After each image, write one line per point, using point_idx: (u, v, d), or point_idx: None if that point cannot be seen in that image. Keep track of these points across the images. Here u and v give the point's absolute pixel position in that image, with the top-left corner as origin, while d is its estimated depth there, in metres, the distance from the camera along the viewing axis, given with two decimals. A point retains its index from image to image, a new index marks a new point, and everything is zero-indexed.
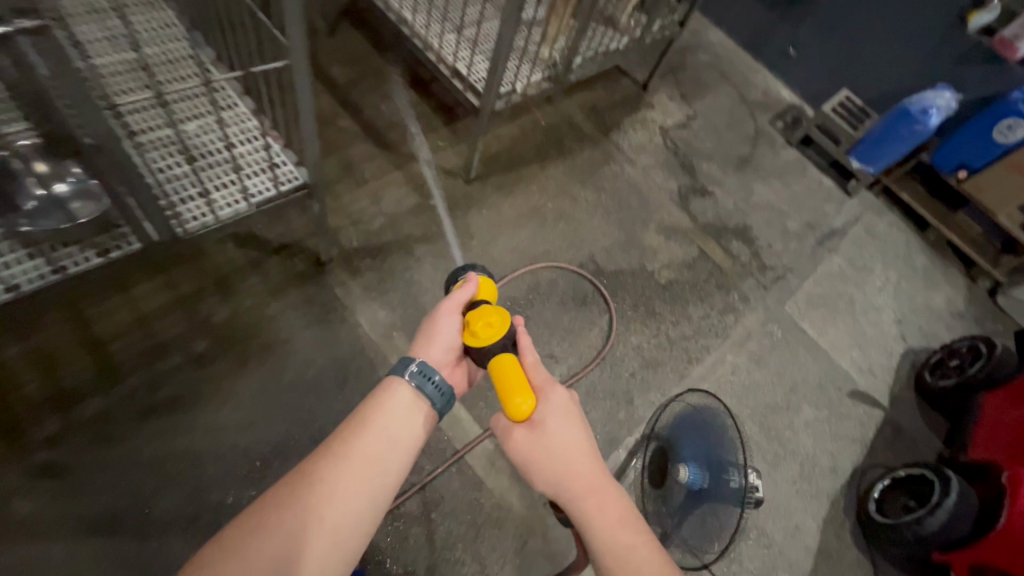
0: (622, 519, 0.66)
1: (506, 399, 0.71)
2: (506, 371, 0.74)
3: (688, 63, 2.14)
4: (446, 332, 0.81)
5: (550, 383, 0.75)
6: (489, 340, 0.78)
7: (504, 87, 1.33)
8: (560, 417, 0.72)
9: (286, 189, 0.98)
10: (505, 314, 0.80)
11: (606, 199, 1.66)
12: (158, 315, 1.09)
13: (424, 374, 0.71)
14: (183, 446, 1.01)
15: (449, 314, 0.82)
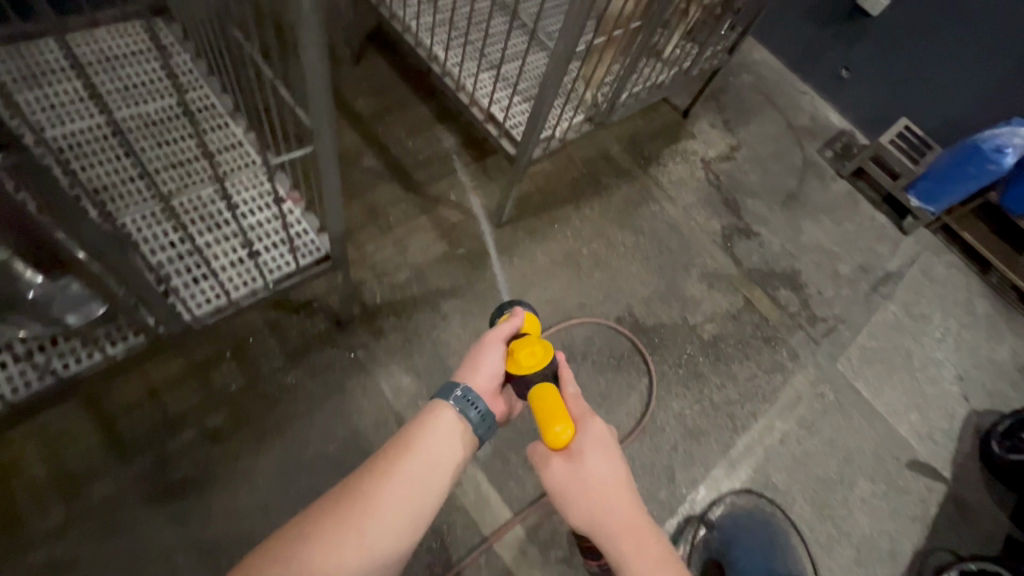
0: (658, 562, 0.65)
1: (545, 427, 0.70)
2: (545, 400, 0.72)
3: (732, 84, 1.99)
4: (488, 359, 0.78)
5: (588, 414, 0.74)
6: (531, 369, 0.75)
7: (545, 132, 1.22)
8: (598, 448, 0.71)
9: (305, 263, 0.89)
10: (550, 346, 0.77)
11: (645, 242, 1.53)
12: (172, 385, 1.01)
13: (467, 400, 0.72)
14: (195, 534, 0.93)
15: (493, 343, 0.78)
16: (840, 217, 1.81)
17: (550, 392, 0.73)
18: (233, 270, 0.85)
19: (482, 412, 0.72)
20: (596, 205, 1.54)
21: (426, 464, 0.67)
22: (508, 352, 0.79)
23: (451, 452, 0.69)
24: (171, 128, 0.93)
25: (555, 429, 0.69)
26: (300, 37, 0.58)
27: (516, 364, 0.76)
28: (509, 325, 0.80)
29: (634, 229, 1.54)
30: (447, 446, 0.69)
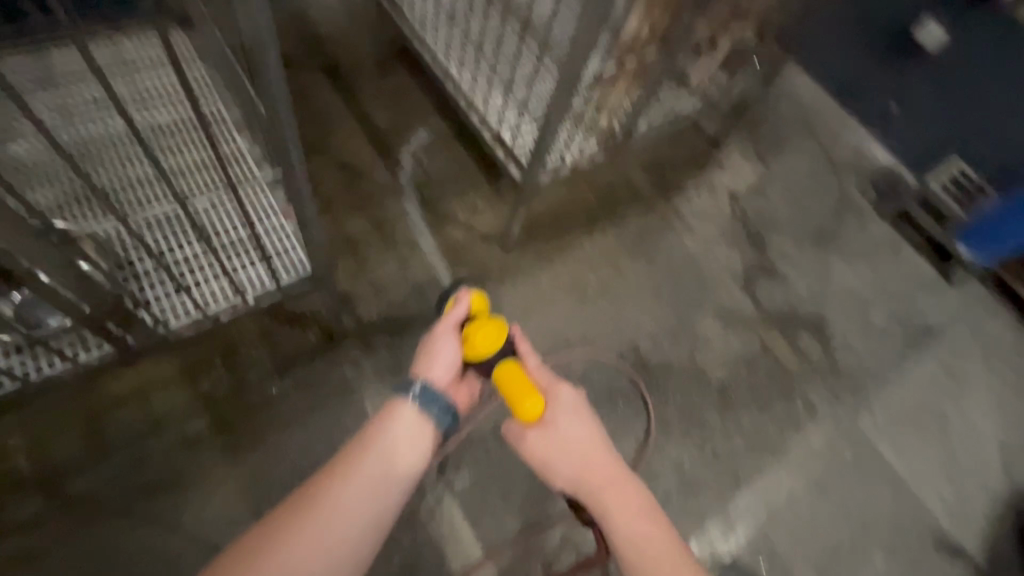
0: (638, 508, 0.74)
1: (515, 404, 0.79)
2: (510, 377, 0.80)
3: (770, 112, 1.89)
4: (446, 350, 0.84)
5: (556, 385, 0.83)
6: (489, 351, 0.83)
7: (551, 158, 1.21)
8: (571, 413, 0.80)
9: (287, 281, 0.93)
10: (501, 326, 0.85)
11: (658, 274, 1.47)
12: (159, 387, 1.02)
13: (428, 396, 0.77)
14: (165, 539, 0.94)
15: (448, 334, 0.85)
16: (878, 260, 1.69)
17: (511, 368, 0.81)
18: (212, 286, 0.90)
19: (443, 403, 0.77)
20: (610, 232, 1.49)
21: (384, 460, 0.71)
22: (463, 339, 0.86)
23: (408, 450, 0.73)
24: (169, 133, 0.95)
25: (525, 404, 0.78)
26: None
27: (474, 350, 0.84)
28: (462, 313, 0.88)
29: (647, 259, 1.48)
30: (405, 445, 0.73)
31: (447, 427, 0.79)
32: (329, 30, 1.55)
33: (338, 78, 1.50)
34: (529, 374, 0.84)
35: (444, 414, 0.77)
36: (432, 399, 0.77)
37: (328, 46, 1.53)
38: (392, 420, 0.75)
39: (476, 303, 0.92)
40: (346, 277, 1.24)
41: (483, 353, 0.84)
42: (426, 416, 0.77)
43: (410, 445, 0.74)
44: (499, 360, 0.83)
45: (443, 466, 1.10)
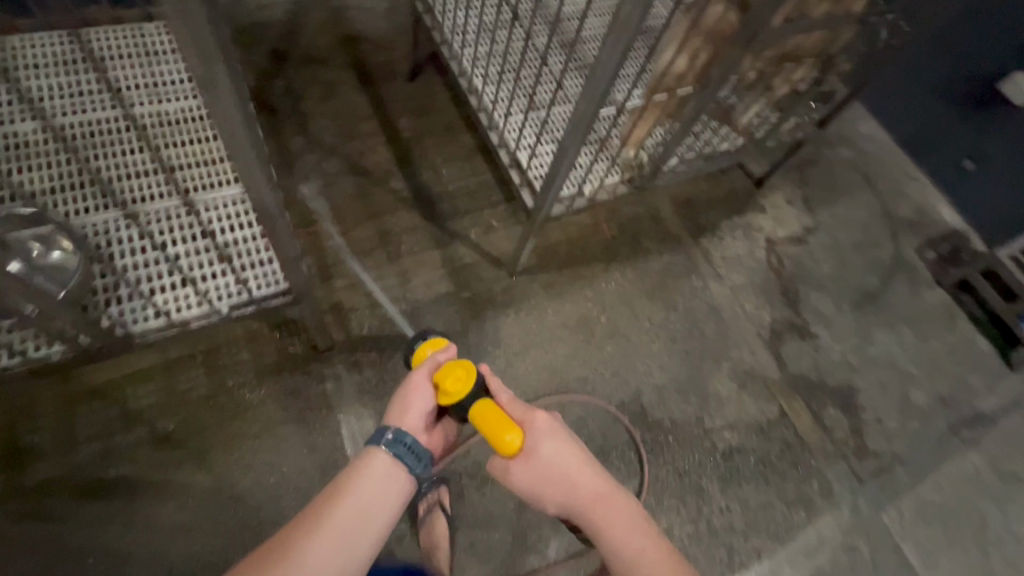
0: (631, 524, 0.70)
1: (496, 440, 0.71)
2: (486, 415, 0.73)
3: (825, 156, 1.73)
4: (420, 399, 0.77)
5: (531, 411, 0.75)
6: (461, 394, 0.76)
7: (568, 188, 1.11)
8: (552, 439, 0.72)
9: (258, 295, 0.86)
10: (470, 365, 0.78)
11: (676, 322, 1.36)
12: (137, 379, 1.00)
13: (400, 441, 0.70)
14: (113, 541, 0.91)
15: (420, 382, 0.78)
16: (930, 334, 1.51)
17: (487, 406, 0.73)
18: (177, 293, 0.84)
19: (415, 446, 0.71)
20: (628, 270, 1.39)
21: (359, 511, 0.65)
22: (435, 386, 0.79)
23: (386, 501, 0.67)
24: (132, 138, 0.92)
25: (506, 439, 0.70)
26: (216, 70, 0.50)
27: (447, 396, 0.77)
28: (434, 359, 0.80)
29: (665, 303, 1.38)
30: (382, 494, 0.67)
31: (424, 474, 0.72)
32: (367, 31, 1.52)
33: (369, 81, 1.46)
34: (504, 407, 0.77)
35: (418, 459, 0.71)
36: (405, 445, 0.70)
37: (363, 48, 1.50)
38: (369, 469, 0.68)
39: (449, 354, 0.84)
40: (342, 288, 1.19)
41: (456, 396, 0.77)
42: (402, 465, 0.69)
43: (383, 494, 0.67)
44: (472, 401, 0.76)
45: (413, 503, 1.04)
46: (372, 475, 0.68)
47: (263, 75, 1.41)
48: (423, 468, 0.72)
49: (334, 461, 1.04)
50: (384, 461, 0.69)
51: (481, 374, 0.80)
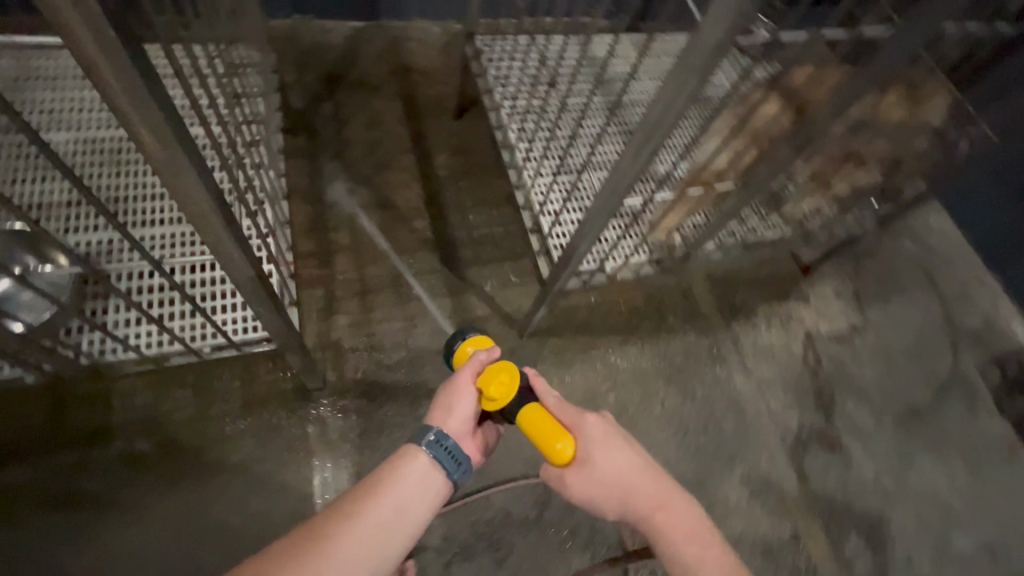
0: (686, 523, 0.75)
1: (545, 449, 0.72)
2: (534, 421, 0.72)
3: (889, 248, 1.57)
4: (465, 404, 0.74)
5: (582, 416, 0.76)
6: (507, 399, 0.73)
7: (589, 261, 1.04)
8: (603, 445, 0.74)
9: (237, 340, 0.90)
10: (513, 369, 0.75)
11: (689, 412, 1.26)
12: (125, 393, 0.99)
13: (442, 444, 0.68)
14: (65, 560, 0.89)
15: (463, 385, 0.75)
16: (983, 470, 1.34)
17: (535, 410, 0.73)
18: (140, 328, 0.87)
19: (455, 450, 0.68)
20: (647, 347, 1.30)
21: (390, 509, 0.62)
22: (479, 390, 0.75)
23: (417, 502, 0.65)
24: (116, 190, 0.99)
25: (556, 449, 0.71)
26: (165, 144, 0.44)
27: (491, 402, 0.74)
28: (475, 359, 0.77)
29: (682, 389, 1.28)
30: (414, 495, 0.65)
31: (462, 479, 0.69)
32: (420, 61, 1.48)
33: (414, 114, 1.42)
34: (553, 412, 0.77)
35: (457, 465, 0.68)
36: (446, 450, 0.68)
37: (414, 78, 1.46)
38: (402, 468, 0.66)
39: (492, 352, 0.80)
40: (345, 326, 1.16)
41: (500, 401, 0.74)
42: (441, 467, 0.67)
43: (421, 493, 0.65)
44: (519, 405, 0.74)
45: None
46: (405, 475, 0.65)
47: (311, 95, 1.37)
48: (462, 475, 0.69)
49: (302, 510, 1.00)
50: (422, 464, 0.66)
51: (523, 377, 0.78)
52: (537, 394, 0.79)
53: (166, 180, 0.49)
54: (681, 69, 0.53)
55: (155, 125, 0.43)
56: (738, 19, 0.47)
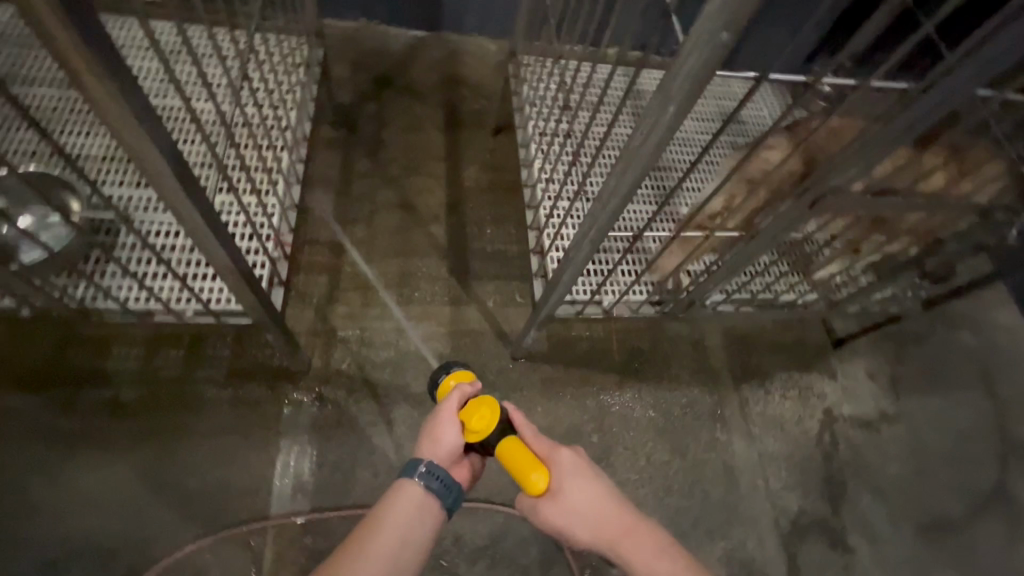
0: (659, 551, 0.67)
1: (521, 479, 0.66)
2: (514, 453, 0.66)
3: (941, 336, 1.40)
4: (448, 434, 0.69)
5: (555, 448, 0.70)
6: (489, 431, 0.68)
7: (583, 292, 1.02)
8: (577, 476, 0.68)
9: (217, 309, 0.89)
10: (493, 400, 0.70)
11: (675, 471, 1.18)
12: (123, 343, 1.04)
13: (431, 474, 0.65)
14: (34, 491, 0.94)
15: (446, 415, 0.70)
16: None
17: (515, 443, 0.67)
18: (122, 284, 0.88)
19: (447, 479, 0.66)
20: (644, 393, 1.23)
21: (396, 541, 0.62)
22: (461, 422, 0.70)
23: (423, 530, 0.64)
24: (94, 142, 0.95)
25: (531, 479, 0.65)
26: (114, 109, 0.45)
27: (474, 434, 0.68)
28: (457, 390, 0.72)
29: (672, 445, 1.20)
30: (419, 525, 0.64)
31: (455, 507, 0.67)
32: (470, 74, 1.51)
33: (453, 123, 1.43)
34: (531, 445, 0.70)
35: (450, 491, 0.66)
36: (439, 481, 0.65)
37: (460, 89, 1.48)
38: (398, 501, 0.64)
39: (473, 385, 0.75)
40: (340, 317, 1.17)
41: (479, 432, 0.69)
42: (438, 498, 0.65)
43: (415, 523, 0.64)
44: (499, 438, 0.69)
45: (313, 565, 0.97)
46: (405, 507, 0.64)
47: (359, 93, 1.43)
48: (455, 500, 0.67)
49: (259, 489, 1.01)
50: (417, 495, 0.65)
51: (504, 410, 0.73)
52: (516, 427, 0.72)
53: (127, 146, 0.50)
54: (661, 97, 0.51)
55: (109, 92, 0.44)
56: (713, 53, 0.45)
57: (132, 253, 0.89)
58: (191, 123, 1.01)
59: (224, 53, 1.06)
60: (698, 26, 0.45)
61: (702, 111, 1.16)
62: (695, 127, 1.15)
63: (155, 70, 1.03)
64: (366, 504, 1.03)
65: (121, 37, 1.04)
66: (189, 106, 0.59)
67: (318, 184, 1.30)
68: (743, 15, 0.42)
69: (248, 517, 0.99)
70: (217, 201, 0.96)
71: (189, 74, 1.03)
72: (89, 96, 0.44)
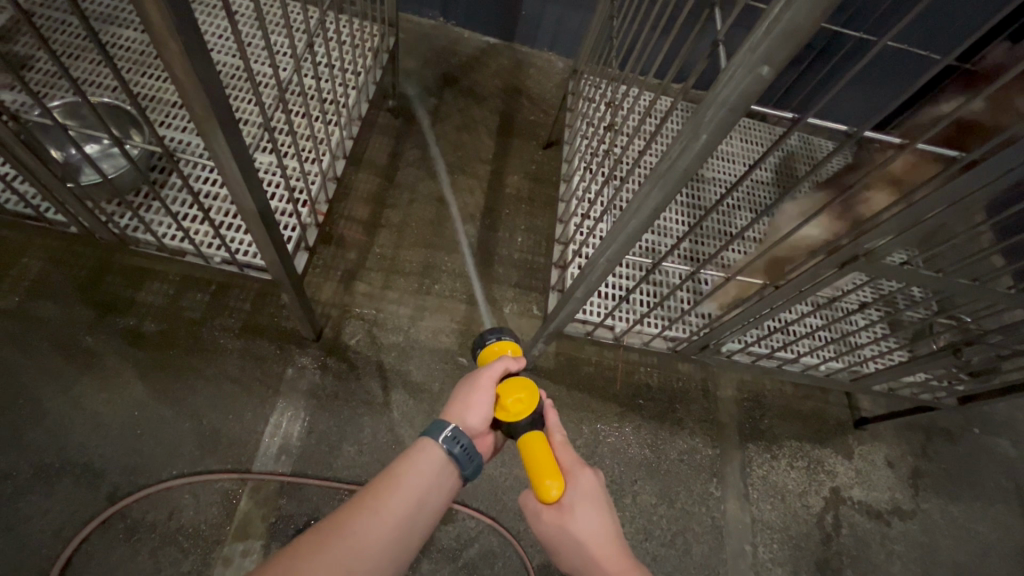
0: None
1: (535, 481, 0.61)
2: (535, 451, 0.63)
3: (976, 438, 1.30)
4: (480, 404, 0.65)
5: (579, 463, 0.65)
6: (520, 417, 0.65)
7: (597, 313, 1.00)
8: (590, 500, 0.62)
9: (239, 258, 0.92)
10: (534, 386, 0.67)
11: (660, 517, 1.13)
12: (157, 278, 1.11)
13: (457, 441, 0.59)
14: (46, 397, 1.00)
15: (483, 384, 0.66)
16: None
17: (539, 441, 0.64)
18: (160, 219, 0.92)
19: (470, 447, 0.60)
20: (643, 430, 1.19)
21: (414, 502, 0.56)
22: (496, 394, 0.67)
23: (438, 497, 0.58)
24: (161, 88, 1.03)
25: (545, 484, 0.60)
26: (174, 54, 0.48)
27: (504, 414, 0.65)
28: (503, 361, 0.69)
29: (662, 490, 1.15)
30: (436, 491, 0.58)
31: (469, 479, 0.61)
32: (533, 87, 1.54)
33: (507, 130, 1.46)
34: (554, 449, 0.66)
35: (470, 460, 0.60)
36: (462, 447, 0.59)
37: (521, 99, 1.51)
38: (419, 460, 0.58)
39: (518, 362, 0.72)
40: (360, 294, 1.20)
41: (509, 414, 0.65)
42: (458, 467, 0.60)
43: (426, 491, 0.57)
44: (526, 429, 0.65)
45: (283, 527, 0.99)
46: (424, 468, 0.58)
47: (422, 87, 1.47)
48: (473, 472, 0.61)
49: (248, 441, 1.03)
50: (438, 460, 0.59)
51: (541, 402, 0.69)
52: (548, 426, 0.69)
53: (183, 94, 0.54)
54: (694, 125, 0.51)
55: (171, 39, 0.47)
56: (749, 86, 0.45)
57: (174, 192, 0.94)
58: (249, 85, 1.07)
59: (290, 29, 1.13)
60: (737, 58, 0.45)
61: (728, 154, 1.16)
62: (718, 168, 1.14)
63: (227, 34, 1.11)
64: (344, 478, 1.03)
65: (201, 3, 1.13)
66: (251, 67, 0.62)
67: (367, 164, 1.34)
68: (782, 52, 0.42)
69: (232, 466, 1.01)
70: (259, 160, 1.01)
71: (255, 43, 1.11)
72: (154, 38, 0.47)
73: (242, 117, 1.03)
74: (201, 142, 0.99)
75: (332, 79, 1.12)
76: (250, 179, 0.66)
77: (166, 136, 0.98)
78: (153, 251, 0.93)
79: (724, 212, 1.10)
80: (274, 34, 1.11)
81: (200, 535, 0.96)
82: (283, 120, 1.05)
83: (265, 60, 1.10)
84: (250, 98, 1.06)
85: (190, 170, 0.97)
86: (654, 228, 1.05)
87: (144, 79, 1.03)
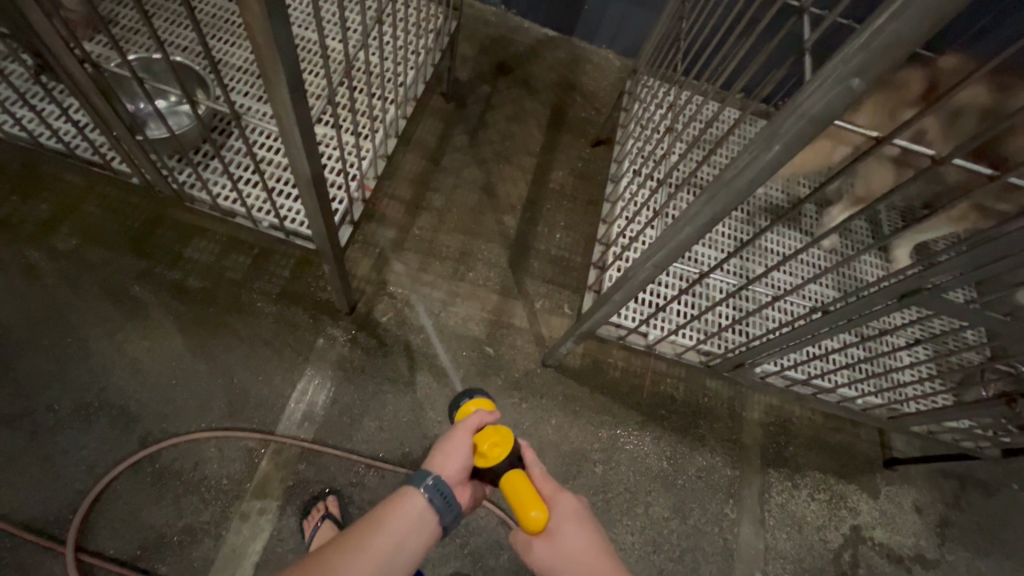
0: None
1: (520, 517, 0.59)
2: (518, 486, 0.61)
3: (1014, 494, 1.24)
4: (458, 452, 0.62)
5: (559, 491, 0.63)
6: (500, 459, 0.63)
7: (633, 318, 0.99)
8: (580, 525, 0.60)
9: (287, 225, 0.94)
10: (508, 430, 0.66)
11: (671, 531, 1.12)
12: (204, 236, 1.14)
13: (437, 490, 0.57)
14: (91, 338, 1.04)
15: (456, 434, 0.64)
16: None
17: (520, 477, 0.61)
18: (218, 178, 0.95)
19: (450, 493, 0.58)
20: (663, 441, 1.17)
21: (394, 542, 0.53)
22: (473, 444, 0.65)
23: (420, 540, 0.55)
24: (234, 53, 1.05)
25: (531, 515, 0.58)
26: (256, 17, 0.49)
27: (484, 461, 0.63)
28: (476, 413, 0.68)
29: (676, 504, 1.13)
30: (416, 536, 0.55)
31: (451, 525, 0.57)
32: (587, 84, 1.51)
33: (557, 124, 1.45)
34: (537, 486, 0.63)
35: (451, 507, 0.57)
36: (443, 495, 0.57)
37: (574, 95, 1.49)
38: (399, 505, 0.56)
39: (491, 413, 0.71)
40: (395, 273, 1.21)
41: (489, 463, 0.63)
42: (437, 516, 0.56)
43: (410, 533, 0.54)
44: (506, 472, 0.63)
45: (300, 491, 1.01)
46: (404, 513, 0.55)
47: (477, 74, 1.47)
48: (454, 521, 0.58)
49: (274, 404, 1.06)
50: (418, 506, 0.56)
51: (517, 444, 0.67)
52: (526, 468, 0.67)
53: (258, 59, 0.54)
54: (769, 134, 0.49)
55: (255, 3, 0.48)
56: (836, 98, 0.43)
57: (233, 155, 0.96)
58: (318, 58, 1.09)
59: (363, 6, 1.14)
60: (828, 68, 0.43)
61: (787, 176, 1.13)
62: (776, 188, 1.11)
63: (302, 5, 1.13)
64: (362, 451, 1.05)
65: None
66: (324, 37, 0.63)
67: (415, 146, 1.35)
68: (879, 67, 0.40)
69: (257, 426, 1.04)
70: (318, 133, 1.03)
71: (328, 16, 1.12)
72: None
73: (308, 88, 1.05)
74: (265, 109, 1.01)
75: (397, 59, 1.12)
76: (308, 147, 0.67)
77: (234, 99, 1.01)
78: (207, 208, 0.95)
79: (777, 233, 1.08)
80: (347, 10, 1.13)
81: (221, 488, 0.99)
82: (345, 95, 1.06)
83: (335, 34, 1.11)
84: (316, 70, 1.08)
85: (252, 135, 0.99)
86: (702, 241, 1.04)
87: (219, 43, 1.06)
